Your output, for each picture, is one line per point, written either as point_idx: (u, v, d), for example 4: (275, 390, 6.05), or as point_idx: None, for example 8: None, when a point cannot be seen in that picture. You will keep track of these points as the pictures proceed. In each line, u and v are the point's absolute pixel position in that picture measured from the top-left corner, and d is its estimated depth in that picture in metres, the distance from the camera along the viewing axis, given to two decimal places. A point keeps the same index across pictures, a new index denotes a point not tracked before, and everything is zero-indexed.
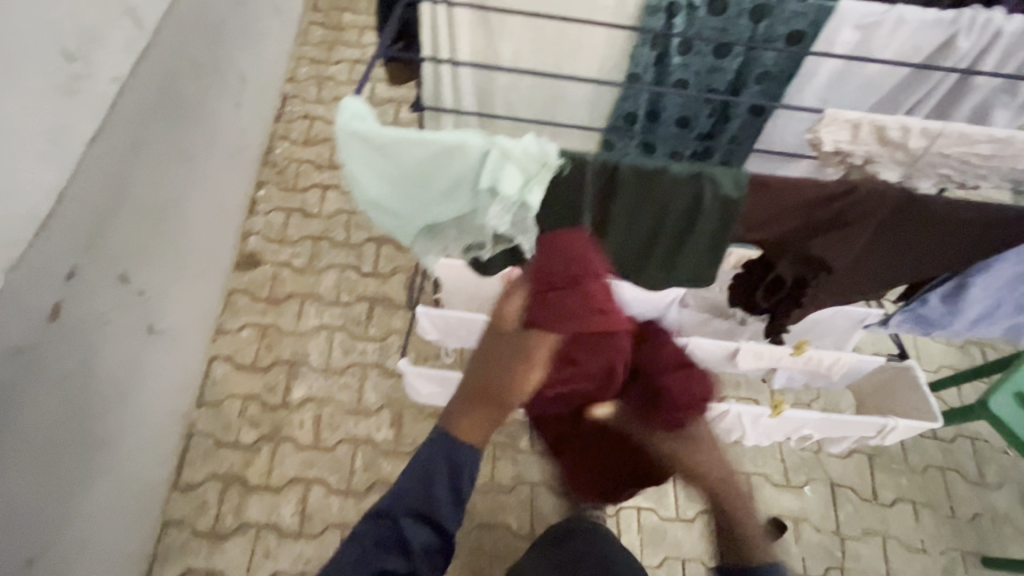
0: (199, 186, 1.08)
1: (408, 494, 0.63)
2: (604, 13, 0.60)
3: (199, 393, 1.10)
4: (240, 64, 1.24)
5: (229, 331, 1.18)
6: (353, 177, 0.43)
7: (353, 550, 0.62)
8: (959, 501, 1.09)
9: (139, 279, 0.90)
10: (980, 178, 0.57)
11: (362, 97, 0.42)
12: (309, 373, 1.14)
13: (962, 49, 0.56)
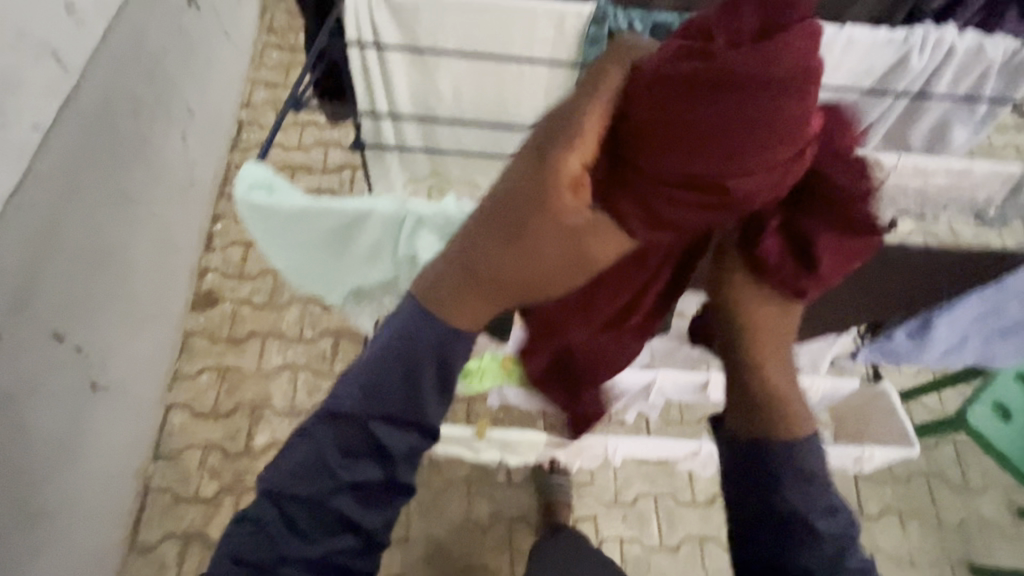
0: (146, 235, 1.04)
1: (368, 383, 0.38)
2: (544, 45, 0.61)
3: (156, 441, 1.05)
4: (184, 95, 1.19)
5: (186, 375, 1.13)
6: (263, 247, 0.40)
7: (300, 461, 0.39)
8: (943, 509, 1.07)
9: (76, 334, 0.85)
10: (938, 208, 0.58)
11: (262, 158, 0.38)
12: (273, 413, 1.09)
13: (916, 68, 0.58)
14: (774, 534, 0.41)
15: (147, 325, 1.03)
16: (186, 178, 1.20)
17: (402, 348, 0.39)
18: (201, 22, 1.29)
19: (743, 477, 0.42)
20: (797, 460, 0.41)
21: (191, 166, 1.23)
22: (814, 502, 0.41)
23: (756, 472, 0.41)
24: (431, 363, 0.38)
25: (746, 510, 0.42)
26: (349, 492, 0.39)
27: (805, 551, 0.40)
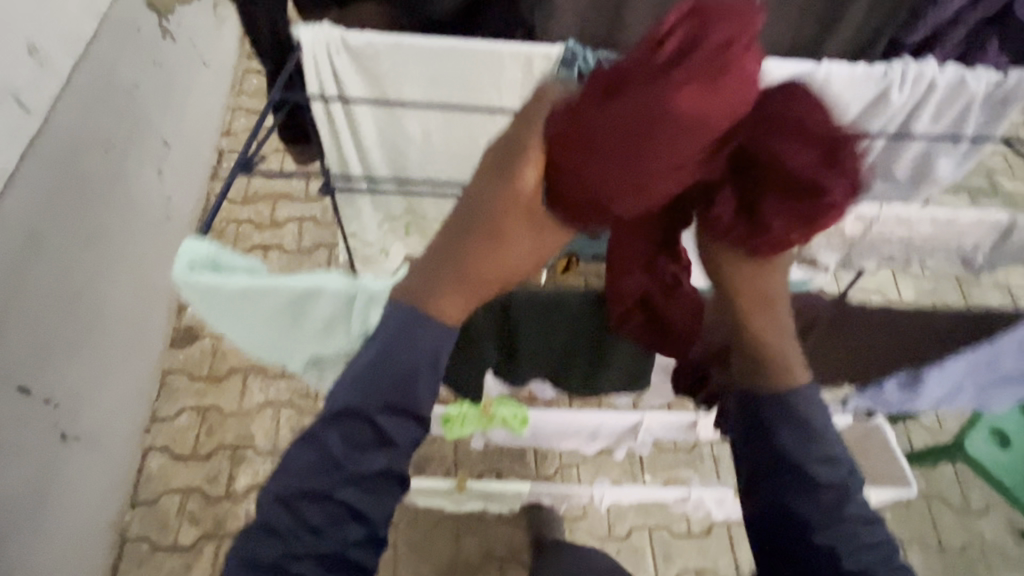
0: (118, 275, 1.00)
1: (372, 373, 0.38)
2: (511, 88, 0.62)
3: (134, 488, 1.02)
4: (159, 129, 1.17)
5: (164, 417, 1.09)
6: (209, 322, 0.39)
7: (309, 459, 0.38)
8: (946, 533, 1.05)
9: (43, 386, 0.82)
10: (919, 256, 0.57)
11: (203, 233, 0.38)
12: (254, 454, 1.06)
13: (895, 101, 0.58)
14: (778, 480, 0.44)
15: (122, 369, 1.01)
16: (161, 213, 1.17)
17: (397, 346, 0.38)
18: (176, 54, 1.26)
19: (746, 422, 0.45)
20: (796, 410, 0.43)
21: (167, 201, 1.20)
22: (815, 453, 0.43)
23: (757, 418, 0.45)
24: (429, 368, 0.39)
25: (753, 456, 0.45)
26: (354, 484, 0.38)
27: (802, 497, 0.43)
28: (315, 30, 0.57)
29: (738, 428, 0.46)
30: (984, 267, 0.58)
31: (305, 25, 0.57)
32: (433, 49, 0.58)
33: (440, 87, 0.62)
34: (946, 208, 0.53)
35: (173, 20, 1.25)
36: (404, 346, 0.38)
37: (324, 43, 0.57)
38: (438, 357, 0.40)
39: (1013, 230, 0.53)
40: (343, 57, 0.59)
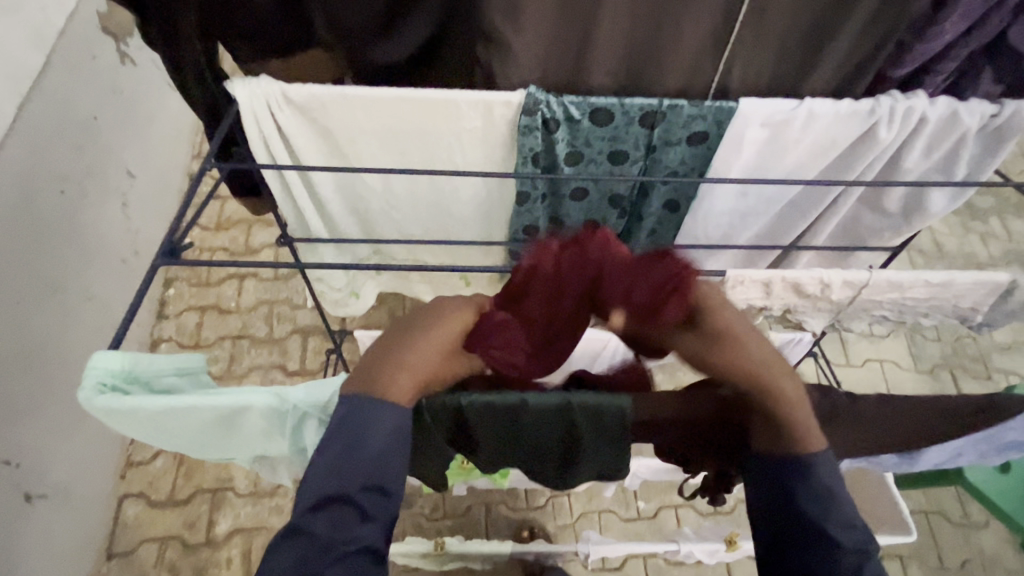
0: (85, 321, 1.26)
1: (345, 461, 0.47)
2: (473, 133, 0.78)
3: (112, 534, 1.21)
4: (125, 163, 1.45)
5: (140, 464, 1.28)
6: (122, 428, 0.52)
7: (295, 554, 0.46)
8: (946, 548, 1.06)
9: (15, 454, 1.00)
10: (917, 315, 0.69)
11: (113, 355, 0.51)
12: (234, 501, 1.23)
13: (886, 133, 0.74)
14: (799, 537, 0.50)
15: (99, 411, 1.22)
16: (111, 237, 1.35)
17: (359, 423, 0.47)
18: (137, 84, 1.49)
19: (773, 491, 0.51)
20: (816, 478, 0.49)
21: (133, 234, 1.51)
22: (838, 515, 0.49)
23: (781, 485, 0.50)
24: (393, 446, 0.47)
25: (775, 519, 0.51)
26: (339, 565, 0.46)
27: (824, 555, 0.49)
28: (252, 86, 0.71)
29: (759, 490, 0.52)
30: (982, 325, 0.71)
31: (241, 81, 0.71)
32: (375, 96, 0.73)
33: (386, 122, 0.77)
34: (941, 274, 0.64)
35: (132, 45, 1.46)
36: (359, 426, 0.46)
37: (261, 95, 0.72)
38: (400, 431, 0.47)
39: (1007, 293, 0.65)
40: (285, 107, 0.74)
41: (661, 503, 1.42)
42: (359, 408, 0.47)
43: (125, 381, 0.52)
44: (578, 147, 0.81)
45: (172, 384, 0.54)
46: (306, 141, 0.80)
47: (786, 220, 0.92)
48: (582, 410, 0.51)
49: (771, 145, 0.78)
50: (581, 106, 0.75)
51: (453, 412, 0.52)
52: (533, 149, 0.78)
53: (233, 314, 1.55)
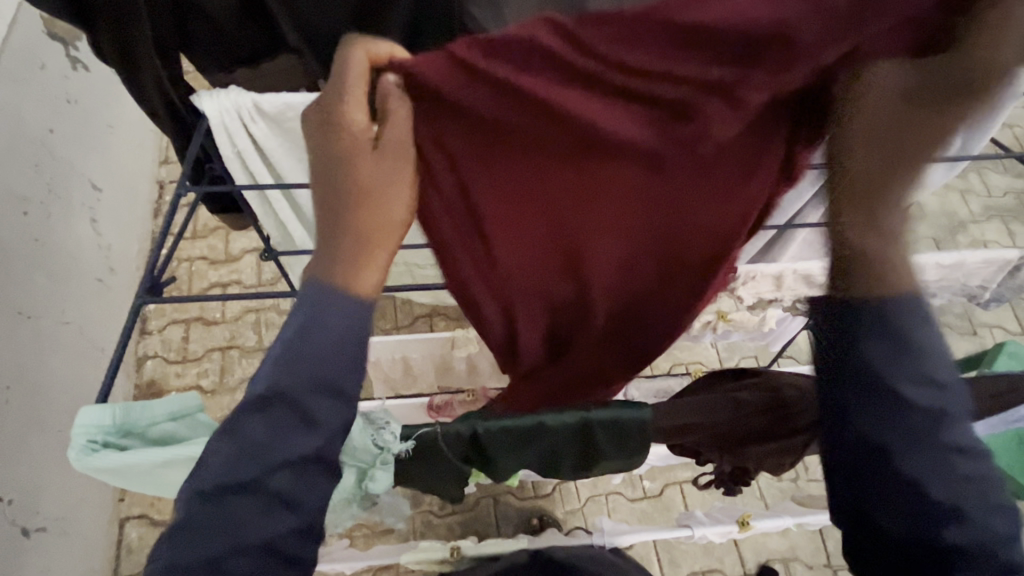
0: (62, 344, 1.27)
1: (292, 354, 0.44)
2: None
3: (119, 548, 1.37)
4: (89, 175, 1.46)
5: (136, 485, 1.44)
6: (117, 480, 0.51)
7: (234, 449, 0.43)
8: None
9: (9, 491, 1.06)
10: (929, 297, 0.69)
11: (99, 408, 0.50)
12: None
13: None
14: (873, 406, 0.48)
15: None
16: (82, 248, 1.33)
17: (319, 311, 0.45)
18: (94, 92, 1.51)
19: (837, 345, 0.50)
20: (894, 324, 0.47)
21: (106, 250, 1.51)
22: (905, 368, 0.47)
23: (846, 338, 0.49)
24: (350, 339, 0.46)
25: (845, 389, 0.49)
26: (280, 473, 0.43)
27: (888, 412, 0.47)
28: (220, 99, 0.71)
29: (832, 363, 0.50)
30: (989, 300, 0.70)
31: (206, 95, 0.71)
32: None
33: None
34: (951, 256, 0.62)
35: (82, 49, 1.45)
36: (328, 311, 0.45)
37: (232, 108, 0.71)
38: (359, 316, 0.46)
39: (1015, 270, 0.65)
40: (259, 119, 0.74)
41: (665, 481, 1.47)
42: (310, 307, 0.45)
43: (118, 436, 0.51)
44: None
45: (166, 430, 0.53)
46: (283, 153, 0.81)
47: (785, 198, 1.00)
48: (599, 426, 0.51)
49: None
50: None
51: (468, 441, 0.51)
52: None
53: (220, 324, 1.66)
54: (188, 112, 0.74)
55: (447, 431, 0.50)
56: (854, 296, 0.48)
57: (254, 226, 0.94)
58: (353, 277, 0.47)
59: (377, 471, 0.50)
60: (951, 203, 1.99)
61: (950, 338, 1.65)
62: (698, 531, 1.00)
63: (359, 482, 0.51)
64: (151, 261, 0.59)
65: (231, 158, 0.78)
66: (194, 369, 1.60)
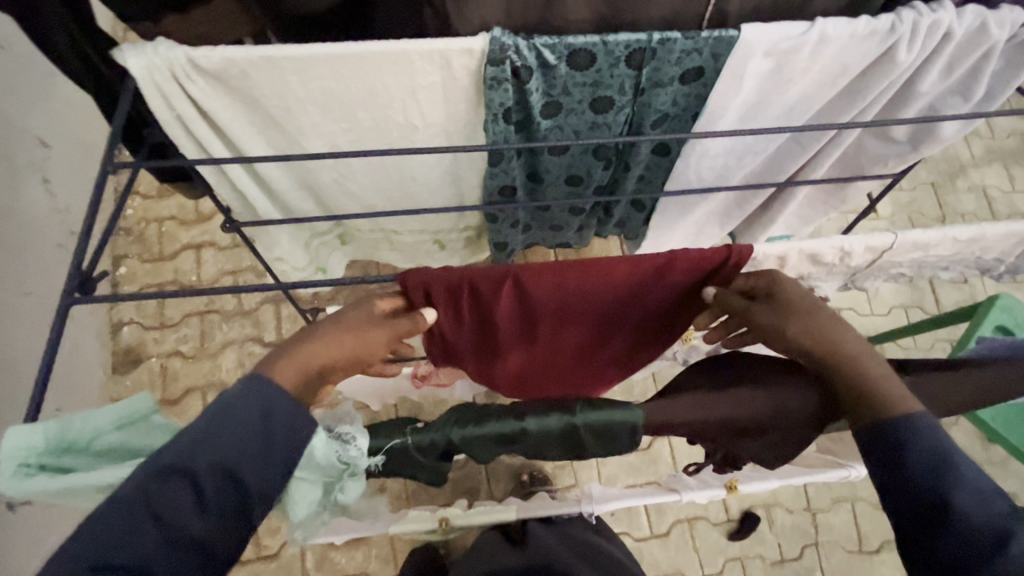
0: (26, 316, 1.21)
1: (205, 434, 0.39)
2: (428, 89, 0.71)
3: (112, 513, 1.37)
4: (34, 131, 1.33)
5: None
6: (62, 500, 0.47)
7: (114, 527, 0.37)
8: None
9: None
10: (939, 270, 0.64)
11: (30, 426, 0.45)
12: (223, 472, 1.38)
13: (904, 50, 0.71)
14: (940, 539, 0.42)
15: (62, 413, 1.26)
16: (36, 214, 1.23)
17: (241, 401, 0.41)
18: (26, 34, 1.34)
19: (871, 459, 0.46)
20: (921, 442, 0.44)
21: (63, 214, 1.41)
22: (960, 495, 0.42)
23: (873, 458, 0.46)
24: (261, 427, 0.41)
25: (904, 519, 0.44)
26: (167, 548, 0.38)
27: (949, 540, 0.42)
28: (147, 53, 0.61)
29: (897, 503, 0.44)
30: (1004, 273, 0.65)
31: (129, 49, 0.60)
32: (302, 57, 0.64)
33: (323, 87, 0.69)
34: (970, 230, 0.56)
35: None
36: (251, 403, 0.41)
37: (162, 65, 0.62)
38: (271, 410, 0.42)
39: None
40: (196, 77, 0.64)
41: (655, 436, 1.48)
42: (243, 386, 0.42)
43: (56, 455, 0.46)
44: (555, 93, 0.75)
45: (115, 441, 0.48)
46: (231, 114, 0.71)
47: (787, 155, 0.92)
48: (586, 430, 0.47)
49: (776, 75, 0.75)
50: (556, 49, 0.67)
51: (443, 449, 0.47)
52: (504, 103, 0.72)
53: (196, 287, 1.59)
54: (111, 70, 0.64)
55: (419, 442, 0.47)
56: (872, 421, 0.46)
57: (210, 196, 0.86)
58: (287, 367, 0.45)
59: (347, 483, 0.47)
60: (953, 145, 1.91)
61: (942, 287, 1.64)
62: (686, 495, 0.99)
63: (327, 493, 0.47)
64: (78, 255, 0.52)
65: (171, 122, 0.68)
66: (173, 335, 1.55)
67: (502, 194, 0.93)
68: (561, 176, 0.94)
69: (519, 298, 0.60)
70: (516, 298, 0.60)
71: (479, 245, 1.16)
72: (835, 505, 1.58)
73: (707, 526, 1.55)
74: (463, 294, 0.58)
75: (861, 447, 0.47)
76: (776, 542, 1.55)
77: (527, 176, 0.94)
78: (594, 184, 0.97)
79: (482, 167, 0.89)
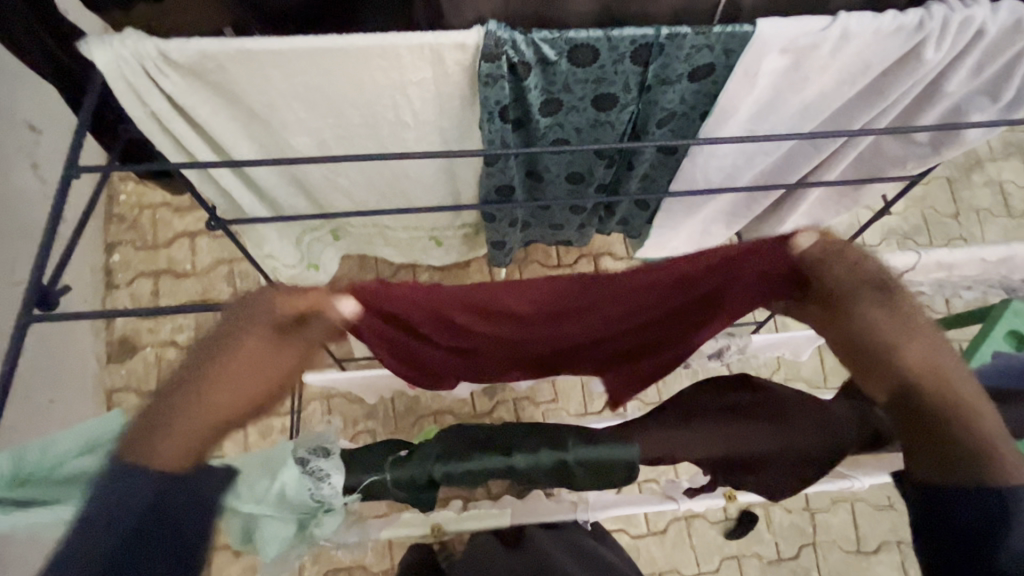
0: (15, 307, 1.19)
1: (92, 537, 0.37)
2: (417, 85, 0.67)
3: None
4: (22, 114, 1.27)
5: None
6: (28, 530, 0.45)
7: None
8: None
9: None
10: (962, 289, 0.60)
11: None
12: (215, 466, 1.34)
13: (932, 48, 0.66)
14: None
15: (55, 404, 1.24)
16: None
17: (123, 492, 0.38)
18: None
19: (967, 518, 0.43)
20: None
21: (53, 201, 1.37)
22: None
23: (975, 512, 0.43)
24: (153, 512, 0.38)
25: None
26: None
27: None
28: (114, 46, 0.56)
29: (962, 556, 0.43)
30: None
31: (95, 41, 0.56)
32: (282, 50, 0.59)
33: (307, 82, 0.65)
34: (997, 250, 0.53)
35: None
36: (131, 491, 0.38)
37: (131, 59, 0.57)
38: (159, 492, 0.39)
39: None
40: (169, 71, 0.60)
41: None
42: (124, 471, 0.39)
43: (16, 485, 0.44)
44: (554, 90, 0.70)
45: (81, 467, 0.45)
46: (209, 109, 0.67)
47: (800, 156, 0.87)
48: (579, 467, 0.45)
49: (792, 73, 0.70)
50: (556, 45, 0.62)
51: (428, 484, 0.45)
52: (499, 101, 0.67)
53: (191, 276, 1.56)
54: (78, 62, 0.60)
55: (399, 478, 0.45)
56: (978, 478, 0.43)
57: (192, 193, 0.83)
58: (162, 445, 0.41)
59: (323, 518, 0.44)
60: None
61: None
62: (683, 503, 0.92)
63: (301, 530, 0.45)
64: (38, 268, 0.49)
65: (145, 118, 0.65)
66: (167, 325, 1.52)
67: (499, 194, 0.88)
68: (561, 174, 0.89)
69: (489, 300, 0.50)
70: (486, 301, 0.50)
71: (478, 242, 1.12)
72: (834, 505, 1.56)
73: (705, 524, 1.53)
74: (419, 295, 0.49)
75: (950, 498, 0.44)
76: (773, 541, 1.54)
77: (526, 174, 0.89)
78: (596, 183, 0.92)
79: (478, 165, 0.84)
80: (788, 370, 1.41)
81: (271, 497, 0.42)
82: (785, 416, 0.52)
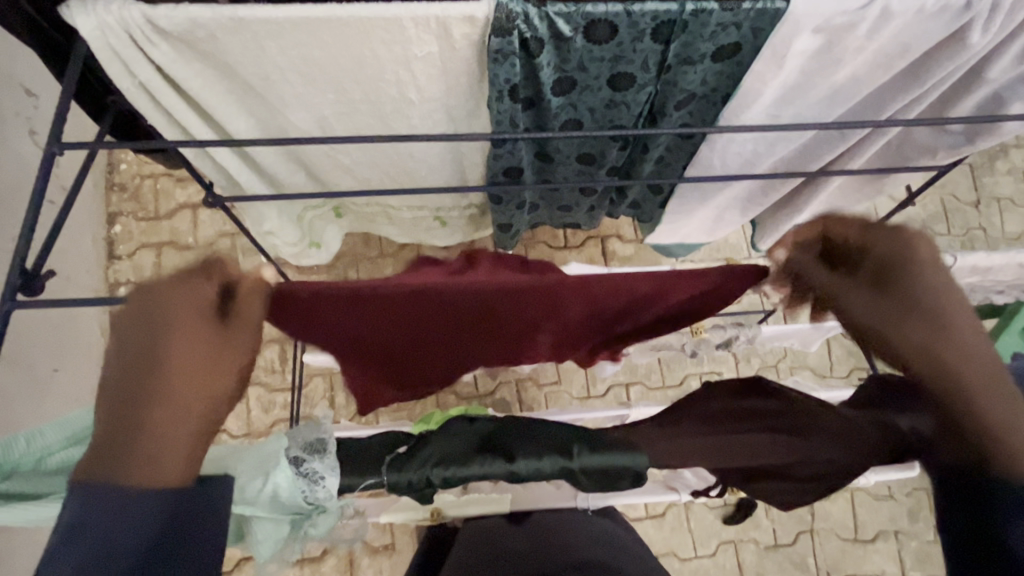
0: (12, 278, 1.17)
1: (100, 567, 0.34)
2: (421, 60, 0.63)
3: None
4: (17, 77, 1.17)
5: None
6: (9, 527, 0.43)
7: None
8: None
9: None
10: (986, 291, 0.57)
11: None
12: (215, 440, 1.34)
13: (979, 31, 0.61)
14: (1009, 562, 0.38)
15: None
16: (20, 171, 1.15)
17: (132, 523, 0.35)
18: None
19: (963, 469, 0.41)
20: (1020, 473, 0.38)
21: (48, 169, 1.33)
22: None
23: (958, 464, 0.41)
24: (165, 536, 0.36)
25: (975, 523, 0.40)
26: None
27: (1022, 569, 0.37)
28: (96, 11, 0.53)
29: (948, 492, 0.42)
30: None
31: (76, 5, 0.53)
32: (278, 20, 0.55)
33: (304, 54, 0.61)
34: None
35: None
36: (141, 520, 0.36)
37: (117, 25, 0.54)
38: (172, 519, 0.37)
39: None
40: (158, 40, 0.56)
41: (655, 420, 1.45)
42: (119, 507, 0.35)
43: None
44: (568, 67, 0.66)
45: (67, 457, 0.44)
46: (201, 80, 0.64)
47: (825, 142, 0.83)
48: (585, 474, 0.43)
49: (824, 55, 0.65)
50: (571, 19, 0.58)
51: (425, 487, 0.44)
52: (510, 79, 0.63)
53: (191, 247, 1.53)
54: (56, 27, 0.56)
55: (396, 480, 0.43)
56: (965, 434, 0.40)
57: (187, 168, 0.80)
58: (151, 468, 0.36)
59: (317, 517, 0.44)
60: None
61: None
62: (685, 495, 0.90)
63: (296, 529, 0.44)
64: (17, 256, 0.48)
65: (134, 89, 0.61)
66: None
67: (506, 176, 0.85)
68: (571, 156, 0.86)
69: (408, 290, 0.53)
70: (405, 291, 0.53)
71: (482, 223, 1.08)
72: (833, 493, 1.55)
73: (702, 508, 1.54)
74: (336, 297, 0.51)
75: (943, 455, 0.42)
76: (771, 527, 1.54)
77: (536, 155, 0.86)
78: (608, 166, 0.89)
79: (484, 146, 0.81)
80: (795, 360, 1.39)
81: (266, 496, 0.42)
82: (804, 427, 0.50)
